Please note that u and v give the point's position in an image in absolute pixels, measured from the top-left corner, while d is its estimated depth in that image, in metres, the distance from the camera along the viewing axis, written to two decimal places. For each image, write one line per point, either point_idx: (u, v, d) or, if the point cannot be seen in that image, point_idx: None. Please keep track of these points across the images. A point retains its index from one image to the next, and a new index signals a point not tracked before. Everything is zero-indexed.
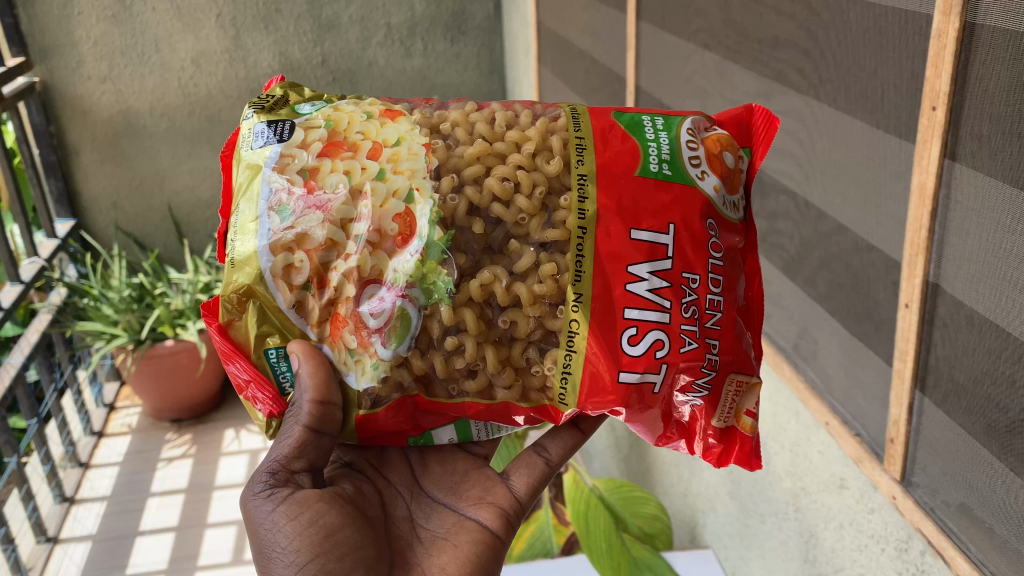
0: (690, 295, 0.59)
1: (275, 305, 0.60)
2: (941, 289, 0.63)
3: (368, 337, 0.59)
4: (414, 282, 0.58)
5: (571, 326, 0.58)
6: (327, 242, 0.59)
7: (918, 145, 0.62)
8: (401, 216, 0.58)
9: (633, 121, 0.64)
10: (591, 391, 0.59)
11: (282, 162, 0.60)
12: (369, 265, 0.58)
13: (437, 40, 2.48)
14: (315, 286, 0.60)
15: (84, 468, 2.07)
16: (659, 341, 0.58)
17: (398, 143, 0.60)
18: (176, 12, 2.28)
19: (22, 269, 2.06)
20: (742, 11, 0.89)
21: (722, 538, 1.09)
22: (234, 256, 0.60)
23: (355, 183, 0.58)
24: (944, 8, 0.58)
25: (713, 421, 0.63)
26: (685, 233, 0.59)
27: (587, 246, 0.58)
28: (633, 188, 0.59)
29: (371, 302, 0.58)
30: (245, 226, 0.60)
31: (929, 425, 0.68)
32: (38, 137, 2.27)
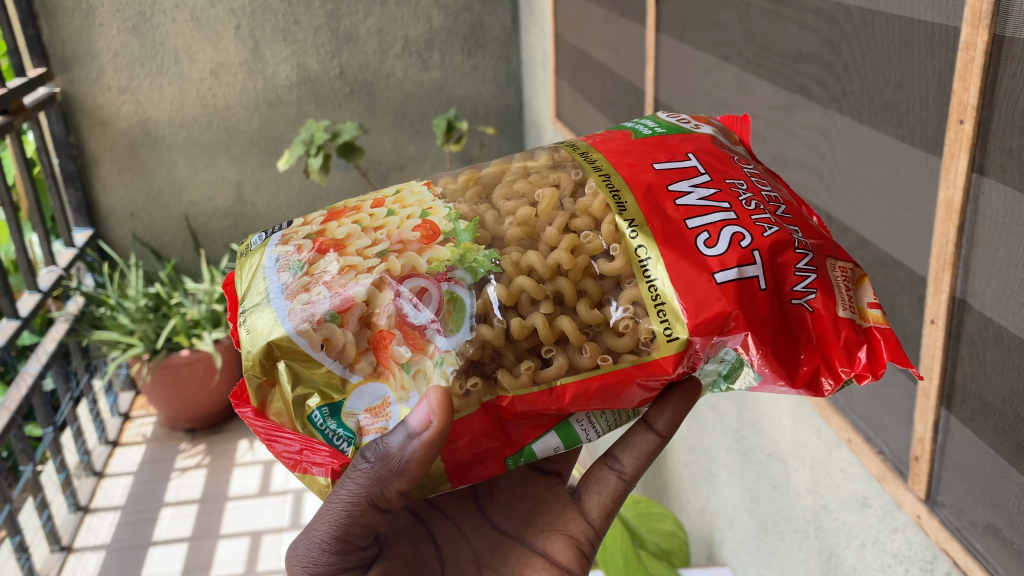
0: (744, 192, 0.57)
1: (301, 352, 0.56)
2: (968, 305, 0.62)
3: (424, 338, 0.55)
4: (454, 264, 0.56)
5: (640, 253, 0.54)
6: (347, 268, 0.57)
7: (945, 159, 0.61)
8: (423, 226, 0.58)
9: (612, 126, 0.68)
10: (697, 306, 0.52)
11: (283, 236, 0.61)
12: (399, 264, 0.56)
13: (455, 52, 2.48)
14: (341, 314, 0.55)
15: (99, 477, 2.08)
16: (738, 234, 0.54)
17: (398, 191, 0.63)
18: (195, 23, 2.28)
19: (41, 278, 2.07)
20: (763, 24, 0.88)
21: (740, 556, 1.08)
22: (252, 329, 0.57)
23: (367, 226, 0.59)
24: (972, 20, 0.57)
25: (841, 311, 0.54)
26: (707, 157, 0.60)
27: (618, 181, 0.57)
28: (641, 143, 0.62)
29: (413, 296, 0.55)
30: (258, 302, 0.58)
31: (955, 444, 0.66)
32: (58, 147, 2.30)
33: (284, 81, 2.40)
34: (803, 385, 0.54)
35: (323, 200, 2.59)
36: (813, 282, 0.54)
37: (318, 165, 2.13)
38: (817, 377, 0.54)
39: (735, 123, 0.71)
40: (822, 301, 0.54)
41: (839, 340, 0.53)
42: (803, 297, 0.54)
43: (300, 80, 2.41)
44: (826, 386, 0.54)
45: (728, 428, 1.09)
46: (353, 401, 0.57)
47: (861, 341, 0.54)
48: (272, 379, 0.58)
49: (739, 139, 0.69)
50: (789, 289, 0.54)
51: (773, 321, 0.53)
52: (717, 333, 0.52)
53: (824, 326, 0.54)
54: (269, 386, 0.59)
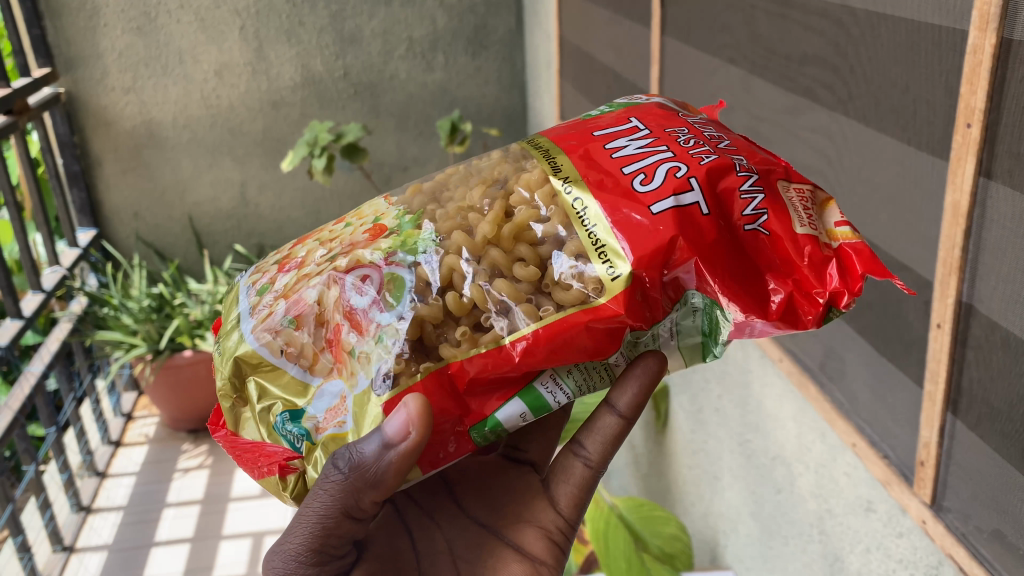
0: (684, 134, 0.57)
1: (265, 362, 0.58)
2: (975, 309, 0.62)
3: (369, 320, 0.55)
4: (396, 249, 0.57)
5: (576, 206, 0.55)
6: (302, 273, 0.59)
7: (952, 162, 0.61)
8: (376, 228, 0.59)
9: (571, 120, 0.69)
10: (635, 241, 0.52)
11: (254, 273, 0.64)
12: (344, 262, 0.57)
13: (459, 53, 2.48)
14: (297, 318, 0.57)
15: (102, 477, 2.08)
16: (673, 167, 0.54)
17: (360, 207, 0.65)
18: (200, 24, 2.29)
19: (44, 278, 2.08)
20: (768, 26, 0.88)
21: (743, 559, 1.08)
22: (223, 354, 0.60)
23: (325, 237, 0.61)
24: (979, 23, 0.57)
25: (799, 228, 0.53)
26: (650, 114, 0.60)
27: (554, 151, 0.59)
28: (586, 119, 0.63)
29: (355, 284, 0.56)
30: (230, 331, 0.61)
31: (960, 449, 0.66)
32: (62, 147, 2.30)
33: (288, 82, 2.40)
34: (779, 314, 0.52)
35: (327, 201, 2.58)
36: (762, 203, 0.53)
37: (322, 166, 2.12)
38: (793, 306, 0.53)
39: (710, 111, 0.71)
40: (775, 220, 0.53)
41: (803, 259, 0.52)
42: (755, 221, 0.53)
43: (304, 80, 2.41)
44: (806, 315, 0.52)
45: (732, 431, 1.09)
46: (314, 404, 0.57)
47: (828, 258, 0.52)
48: (243, 397, 0.60)
49: (700, 111, 0.68)
50: (738, 217, 0.53)
51: (726, 249, 0.52)
52: (664, 264, 0.51)
53: (785, 247, 0.52)
54: (240, 403, 0.60)
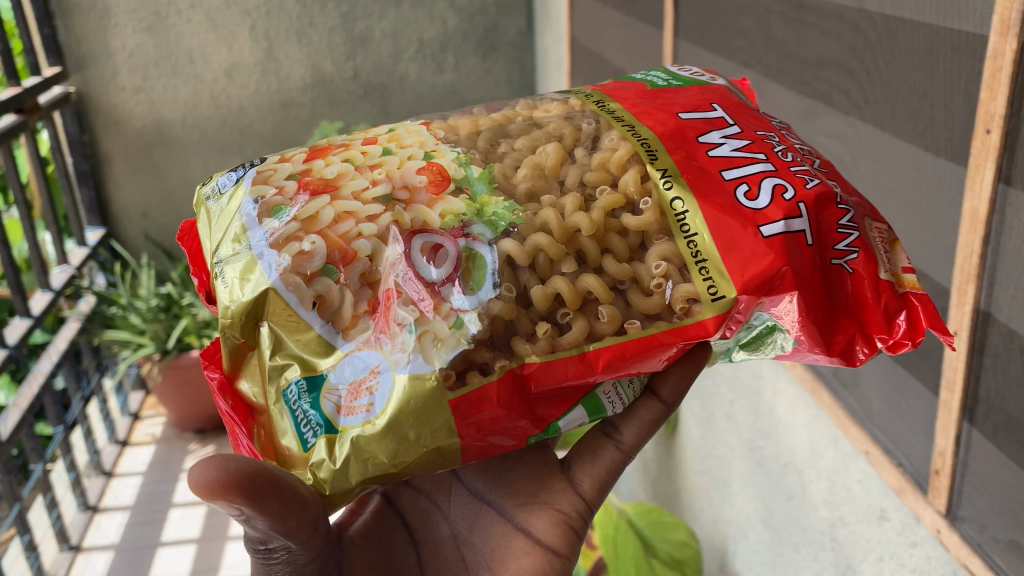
0: (778, 144, 0.55)
1: (288, 310, 0.52)
2: (993, 317, 0.61)
3: (438, 298, 0.50)
4: (471, 218, 0.52)
5: (676, 205, 0.52)
6: (340, 216, 0.53)
7: (971, 168, 0.61)
8: (428, 168, 0.55)
9: (620, 79, 0.66)
10: (742, 265, 0.49)
11: (259, 178, 0.57)
12: (408, 217, 0.52)
13: (469, 55, 2.48)
14: (340, 270, 0.52)
15: (108, 477, 2.08)
16: (780, 185, 0.51)
17: (394, 134, 0.59)
18: (210, 24, 2.29)
19: (53, 277, 2.08)
20: (784, 29, 0.87)
21: (753, 565, 1.07)
22: (232, 282, 0.53)
23: (360, 165, 0.56)
24: (1000, 28, 0.56)
25: (881, 274, 0.51)
26: (734, 110, 0.58)
27: (642, 134, 0.56)
28: (660, 95, 0.60)
29: (425, 253, 0.51)
30: (234, 251, 0.54)
31: (976, 458, 0.65)
32: (71, 146, 2.29)
33: (299, 83, 2.41)
34: (839, 354, 0.51)
35: None
36: (855, 241, 0.52)
37: None
38: (850, 344, 0.51)
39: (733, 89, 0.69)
40: (863, 262, 0.51)
41: (879, 304, 0.51)
42: (843, 256, 0.51)
43: (314, 81, 2.41)
44: (860, 355, 0.51)
45: (744, 437, 1.08)
46: (339, 372, 0.51)
47: (899, 306, 0.51)
48: (252, 345, 0.54)
49: (749, 99, 0.67)
50: (831, 247, 0.51)
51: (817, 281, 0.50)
52: (766, 293, 0.49)
53: (864, 289, 0.51)
54: (248, 350, 0.54)
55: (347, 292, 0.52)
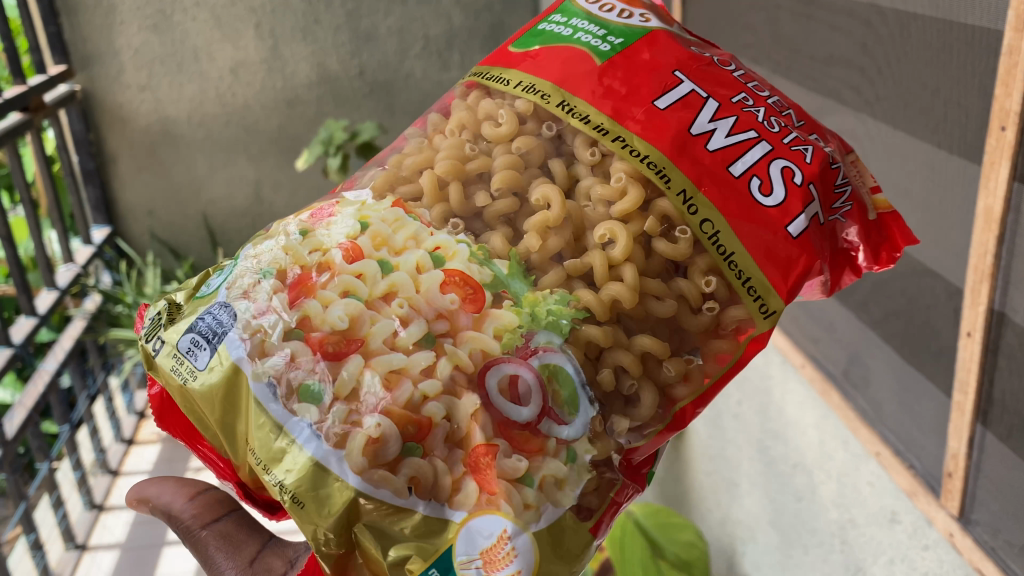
0: (757, 109, 0.52)
1: (385, 507, 0.45)
2: (1008, 318, 0.60)
3: (541, 443, 0.46)
4: (531, 328, 0.47)
5: (707, 229, 0.48)
6: (389, 378, 0.46)
7: (985, 166, 0.60)
8: (451, 281, 0.48)
9: (539, 34, 0.58)
10: (782, 271, 0.48)
11: (255, 358, 0.48)
12: (470, 354, 0.46)
13: (475, 52, 2.42)
14: (420, 443, 0.46)
15: (114, 475, 2.08)
16: (787, 170, 0.49)
17: (366, 227, 0.52)
18: (215, 22, 2.26)
19: (59, 276, 2.08)
20: (793, 25, 0.86)
21: (761, 567, 1.05)
22: (307, 489, 0.46)
23: (370, 295, 0.49)
24: (1016, 23, 0.55)
25: (871, 213, 0.53)
26: (696, 73, 0.53)
27: (642, 148, 0.50)
28: (621, 67, 0.54)
29: (508, 393, 0.46)
30: (278, 450, 0.47)
31: (990, 461, 0.64)
32: (77, 145, 2.30)
33: (304, 81, 2.38)
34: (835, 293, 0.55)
35: None
36: (848, 193, 0.52)
37: (336, 165, 2.12)
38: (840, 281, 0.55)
39: None
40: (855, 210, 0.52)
41: (876, 240, 0.53)
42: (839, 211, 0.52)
43: (319, 79, 2.38)
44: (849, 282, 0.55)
45: (752, 438, 1.07)
46: (462, 547, 0.45)
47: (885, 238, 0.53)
48: (350, 550, 0.47)
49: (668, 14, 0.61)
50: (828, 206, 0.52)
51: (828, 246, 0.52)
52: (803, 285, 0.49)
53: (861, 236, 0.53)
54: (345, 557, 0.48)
55: (445, 468, 0.46)
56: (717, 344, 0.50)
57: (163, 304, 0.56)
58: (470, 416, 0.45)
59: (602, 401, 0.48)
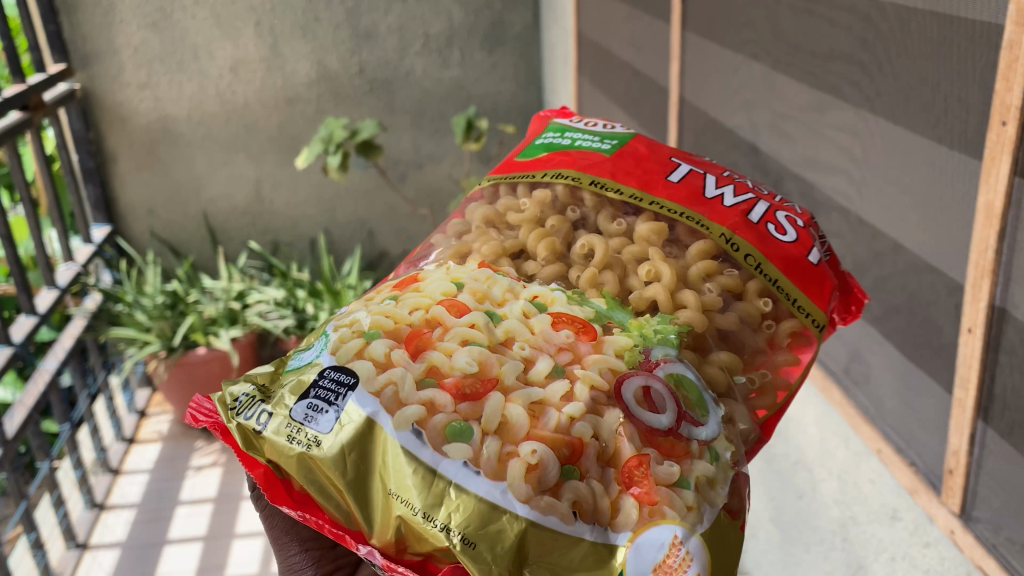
0: (741, 181, 0.61)
1: (553, 531, 0.44)
2: (1009, 314, 0.60)
3: (685, 447, 0.47)
4: (645, 345, 0.51)
5: (751, 261, 0.55)
6: (532, 409, 0.47)
7: (986, 162, 0.59)
8: (562, 321, 0.51)
9: (535, 147, 0.65)
10: (810, 284, 0.56)
11: (394, 413, 0.47)
12: (599, 373, 0.49)
13: (475, 50, 2.42)
14: (574, 465, 0.46)
15: (115, 474, 2.08)
16: (788, 219, 0.58)
17: (461, 287, 0.53)
18: (217, 21, 2.24)
19: (59, 275, 2.06)
20: (793, 21, 0.86)
21: (761, 564, 0.98)
22: (482, 522, 0.44)
23: (490, 342, 0.50)
24: (1017, 17, 0.55)
25: (839, 267, 0.63)
26: (688, 160, 0.62)
27: (670, 207, 0.58)
28: (628, 154, 0.62)
29: (641, 402, 0.48)
30: (437, 494, 0.45)
31: (992, 458, 0.64)
32: (77, 144, 2.30)
33: (304, 79, 2.37)
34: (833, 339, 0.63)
35: (341, 199, 2.55)
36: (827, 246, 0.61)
37: (337, 163, 2.13)
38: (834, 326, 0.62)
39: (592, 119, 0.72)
40: (833, 258, 0.62)
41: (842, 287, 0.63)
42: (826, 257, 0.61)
43: (319, 77, 2.37)
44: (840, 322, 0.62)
45: None
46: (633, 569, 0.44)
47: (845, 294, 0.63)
48: None
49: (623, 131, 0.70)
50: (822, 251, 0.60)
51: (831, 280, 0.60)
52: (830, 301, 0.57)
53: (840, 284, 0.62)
54: None
55: (599, 487, 0.46)
56: (779, 354, 0.55)
57: (249, 385, 0.52)
58: (615, 432, 0.47)
59: (716, 390, 0.52)
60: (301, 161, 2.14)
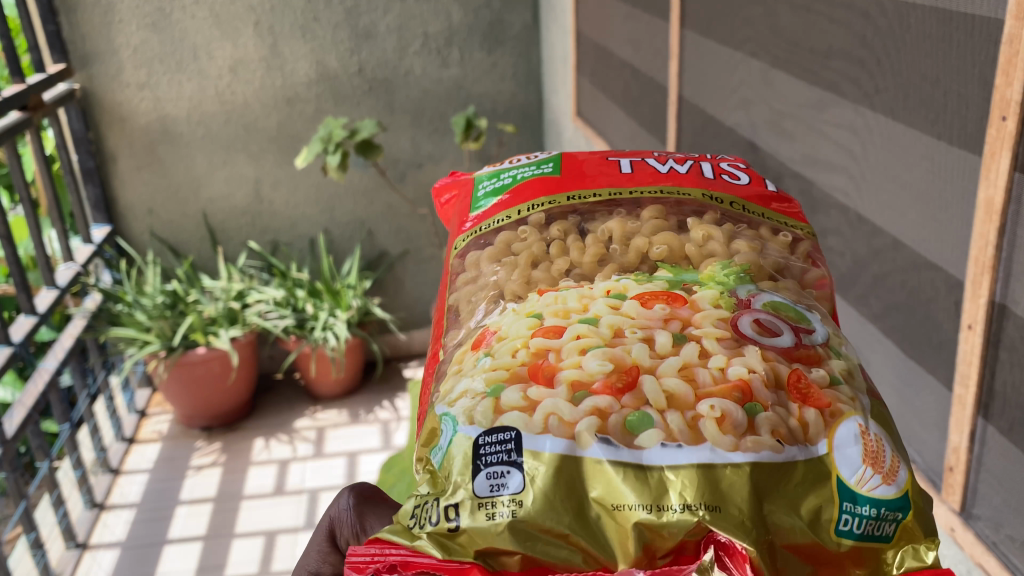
0: (662, 155, 0.63)
1: (772, 465, 0.40)
2: (1009, 311, 0.60)
3: (815, 352, 0.45)
4: (731, 289, 0.48)
5: (738, 205, 0.56)
6: (684, 374, 0.43)
7: (986, 157, 0.59)
8: (649, 298, 0.47)
9: (475, 204, 0.60)
10: (782, 205, 0.58)
11: (571, 440, 0.41)
12: (711, 322, 0.45)
13: (474, 49, 2.42)
14: (753, 400, 0.42)
15: (115, 474, 2.09)
16: (729, 166, 0.61)
17: (542, 314, 0.48)
18: (215, 20, 2.25)
19: (59, 274, 2.06)
20: (792, 18, 0.86)
21: None
22: (710, 484, 0.40)
23: (605, 339, 0.45)
24: (1016, 11, 0.54)
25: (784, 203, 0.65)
26: (617, 154, 0.62)
27: (650, 190, 0.56)
28: (573, 165, 0.60)
29: (759, 330, 0.45)
30: (658, 482, 0.40)
31: (992, 456, 0.64)
32: (77, 144, 2.31)
33: (304, 78, 2.36)
34: None
35: (341, 198, 2.55)
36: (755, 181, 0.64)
37: (336, 162, 2.14)
38: None
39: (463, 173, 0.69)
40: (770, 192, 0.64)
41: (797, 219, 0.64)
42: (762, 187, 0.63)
43: (319, 77, 2.37)
44: None
45: None
46: (846, 465, 0.41)
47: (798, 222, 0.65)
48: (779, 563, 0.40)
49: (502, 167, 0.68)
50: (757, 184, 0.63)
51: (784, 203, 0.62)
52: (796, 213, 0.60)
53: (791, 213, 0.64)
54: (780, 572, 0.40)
55: (786, 413, 0.42)
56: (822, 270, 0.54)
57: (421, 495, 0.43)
58: (762, 359, 0.44)
59: (803, 302, 0.49)
60: (301, 160, 2.13)
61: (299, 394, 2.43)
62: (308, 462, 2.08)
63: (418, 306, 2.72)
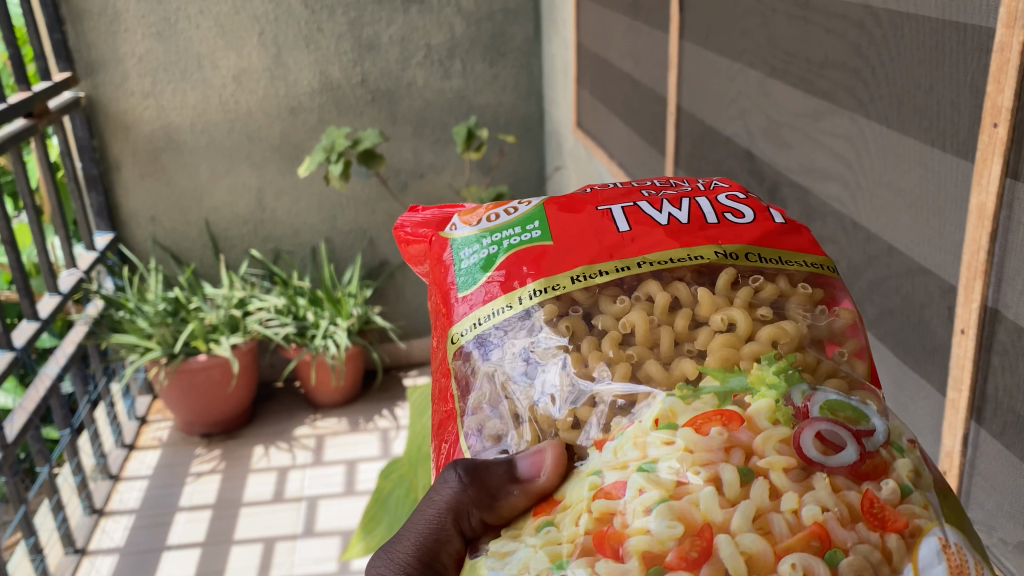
0: (650, 191, 0.54)
1: None
2: (1000, 315, 0.61)
3: (881, 458, 0.37)
4: (787, 395, 0.38)
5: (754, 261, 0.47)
6: (759, 526, 0.34)
7: (978, 164, 0.60)
8: (701, 420, 0.38)
9: (456, 291, 0.51)
10: (796, 240, 0.50)
11: None
12: (775, 448, 0.36)
13: (476, 61, 2.43)
14: (836, 546, 0.34)
15: (115, 480, 2.10)
16: (730, 197, 0.52)
17: None
18: (219, 30, 2.27)
19: (61, 281, 2.06)
20: (789, 29, 0.87)
21: None
22: None
23: (668, 490, 0.35)
24: (1007, 21, 0.56)
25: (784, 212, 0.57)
26: (604, 200, 0.52)
27: (656, 259, 0.47)
28: (560, 228, 0.50)
29: (821, 452, 0.36)
30: None
31: (986, 459, 0.64)
32: (81, 151, 2.32)
33: (306, 88, 2.38)
34: None
35: (343, 207, 2.56)
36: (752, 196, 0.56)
37: (338, 171, 2.15)
38: None
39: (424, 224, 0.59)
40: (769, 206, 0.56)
41: None
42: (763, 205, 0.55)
43: (322, 87, 2.38)
44: None
45: None
46: None
47: None
48: None
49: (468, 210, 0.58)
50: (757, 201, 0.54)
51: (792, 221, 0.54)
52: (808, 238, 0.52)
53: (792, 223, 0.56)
54: None
55: (869, 550, 0.34)
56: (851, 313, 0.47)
57: None
58: (834, 492, 0.35)
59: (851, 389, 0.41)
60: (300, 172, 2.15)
61: (299, 401, 2.43)
62: (308, 470, 2.09)
63: (418, 316, 2.73)
